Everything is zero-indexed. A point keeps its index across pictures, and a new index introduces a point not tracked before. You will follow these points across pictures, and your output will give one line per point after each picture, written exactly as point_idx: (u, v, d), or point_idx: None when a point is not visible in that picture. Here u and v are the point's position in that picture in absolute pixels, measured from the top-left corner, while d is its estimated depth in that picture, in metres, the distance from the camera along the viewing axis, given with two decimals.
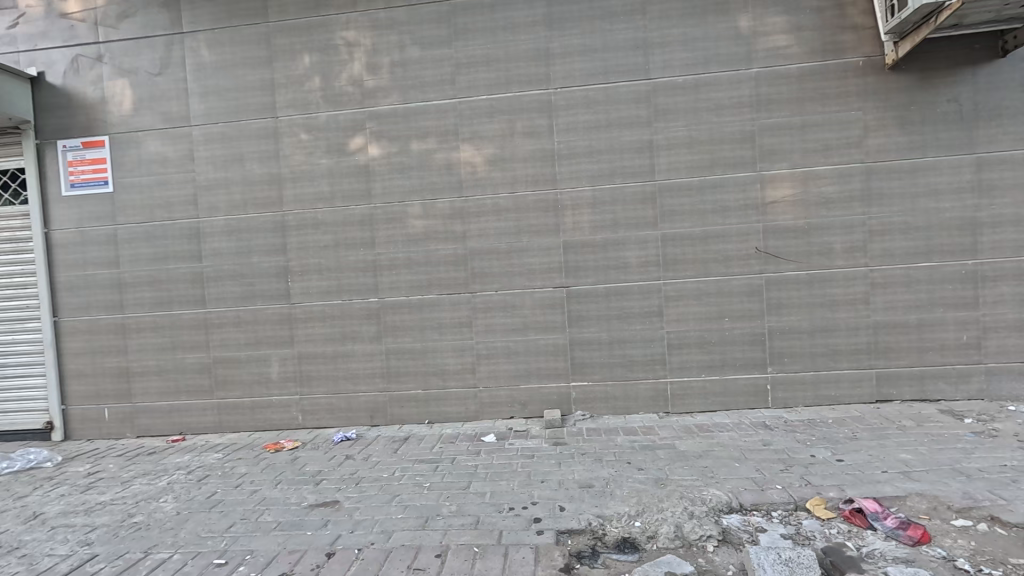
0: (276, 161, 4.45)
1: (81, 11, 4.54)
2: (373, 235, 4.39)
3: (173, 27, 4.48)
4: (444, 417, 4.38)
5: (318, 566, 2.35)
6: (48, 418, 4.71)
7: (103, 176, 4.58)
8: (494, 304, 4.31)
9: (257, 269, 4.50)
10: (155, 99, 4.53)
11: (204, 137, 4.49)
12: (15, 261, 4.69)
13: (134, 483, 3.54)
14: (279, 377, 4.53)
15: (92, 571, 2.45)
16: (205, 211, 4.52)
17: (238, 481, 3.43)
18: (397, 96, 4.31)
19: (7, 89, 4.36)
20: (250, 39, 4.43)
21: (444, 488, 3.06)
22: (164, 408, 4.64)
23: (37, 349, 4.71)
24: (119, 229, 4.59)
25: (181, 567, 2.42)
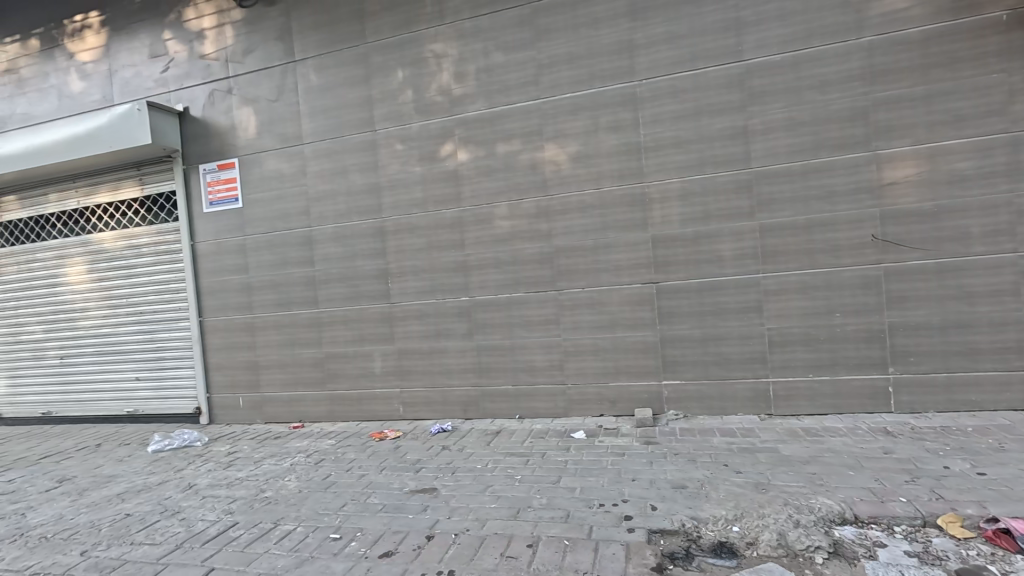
0: (375, 171, 4.80)
1: (215, 51, 5.24)
2: (463, 236, 4.59)
3: (287, 57, 5.01)
4: (534, 412, 4.48)
5: (418, 547, 2.52)
6: (197, 404, 5.49)
7: (234, 194, 5.24)
8: (581, 301, 4.32)
9: (361, 272, 4.89)
10: (273, 122, 5.09)
11: (314, 154, 4.97)
12: (170, 270, 5.52)
13: (265, 463, 4.03)
14: (381, 371, 4.89)
15: (234, 536, 2.83)
16: (316, 220, 5.00)
17: (348, 465, 3.77)
18: (483, 101, 4.47)
19: (161, 124, 5.14)
20: (351, 61, 4.82)
21: (535, 481, 3.14)
22: (286, 398, 5.20)
23: (188, 345, 5.50)
24: (248, 239, 5.23)
25: (303, 538, 2.72)
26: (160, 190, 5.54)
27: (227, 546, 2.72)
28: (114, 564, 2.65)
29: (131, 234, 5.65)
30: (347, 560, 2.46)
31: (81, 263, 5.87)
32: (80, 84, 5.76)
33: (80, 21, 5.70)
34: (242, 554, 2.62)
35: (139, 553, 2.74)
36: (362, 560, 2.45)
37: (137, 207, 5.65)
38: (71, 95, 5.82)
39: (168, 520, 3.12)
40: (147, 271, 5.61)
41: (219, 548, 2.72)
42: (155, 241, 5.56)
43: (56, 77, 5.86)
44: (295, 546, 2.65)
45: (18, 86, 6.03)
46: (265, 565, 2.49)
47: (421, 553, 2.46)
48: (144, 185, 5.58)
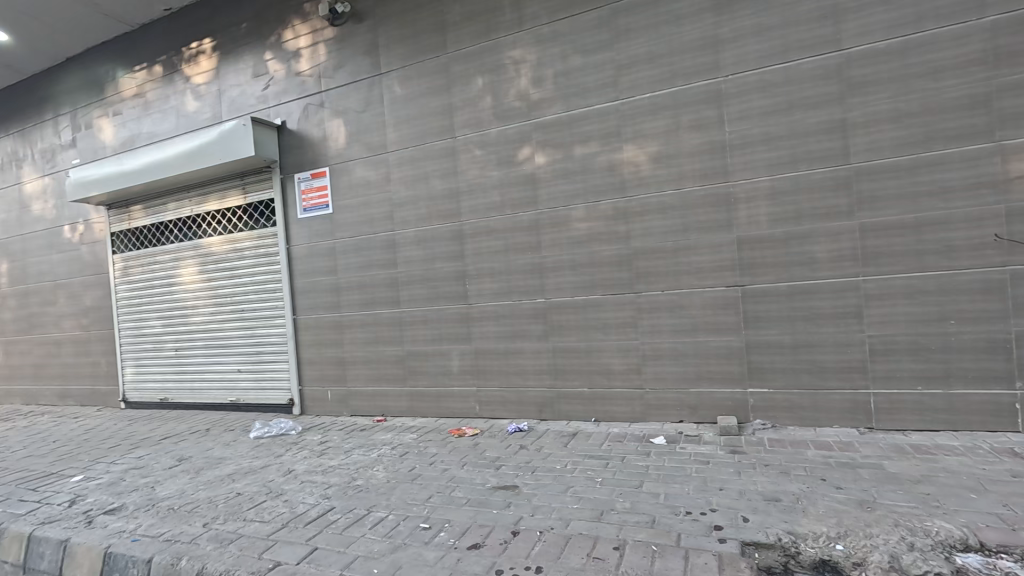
0: (455, 176, 4.97)
1: (309, 68, 5.64)
2: (540, 239, 4.64)
3: (374, 71, 5.30)
4: (610, 415, 4.44)
5: (505, 541, 2.59)
6: (290, 395, 5.93)
7: (325, 201, 5.61)
8: (660, 304, 4.23)
9: (440, 274, 5.07)
10: (361, 133, 5.40)
11: (398, 161, 5.22)
12: (268, 271, 5.99)
13: (354, 452, 4.28)
14: (459, 370, 5.04)
15: (333, 519, 3.03)
16: (399, 224, 5.25)
17: (431, 459, 3.93)
18: (561, 105, 4.50)
19: (262, 137, 5.60)
20: (433, 71, 5.03)
21: (616, 485, 3.12)
22: (370, 393, 5.50)
23: (283, 341, 5.95)
24: (337, 243, 5.58)
25: (395, 526, 2.87)
26: (261, 199, 6.04)
27: (326, 528, 2.93)
28: (231, 537, 2.93)
29: (236, 239, 6.20)
30: (437, 549, 2.57)
31: (193, 265, 6.52)
32: (194, 104, 6.41)
33: (196, 47, 6.35)
34: (341, 537, 2.81)
35: (252, 529, 3.01)
36: (452, 550, 2.55)
37: (240, 214, 6.19)
38: (187, 114, 6.48)
39: (273, 501, 3.40)
40: (249, 273, 6.12)
41: (320, 529, 2.93)
42: (256, 245, 6.06)
43: (175, 99, 6.56)
44: (389, 532, 2.80)
45: (144, 108, 6.81)
46: (363, 549, 2.66)
47: (508, 548, 2.52)
48: (247, 193, 6.11)
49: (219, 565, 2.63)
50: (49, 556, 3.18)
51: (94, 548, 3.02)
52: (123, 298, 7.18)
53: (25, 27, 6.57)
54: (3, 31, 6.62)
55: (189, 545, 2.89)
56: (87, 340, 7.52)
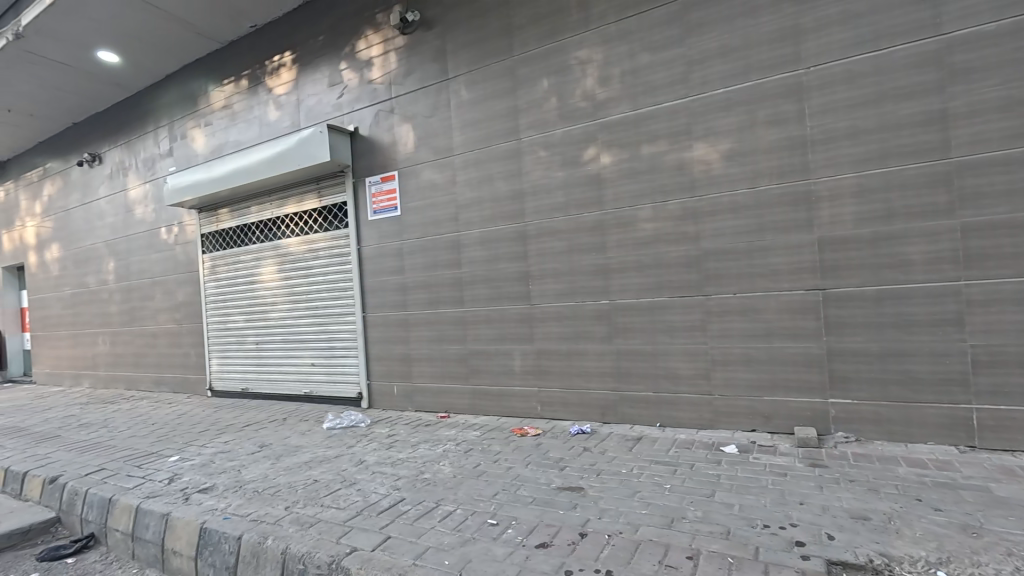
0: (519, 178, 5.01)
1: (381, 76, 5.89)
2: (604, 240, 4.59)
3: (441, 76, 5.45)
4: (677, 421, 4.31)
5: (573, 542, 2.58)
6: (359, 389, 6.20)
7: (394, 203, 5.83)
8: (731, 307, 4.08)
9: (504, 274, 5.13)
10: (428, 136, 5.57)
11: (464, 164, 5.34)
12: (340, 270, 6.30)
13: (421, 447, 4.42)
14: (521, 369, 5.08)
15: (404, 510, 3.15)
16: (463, 225, 5.36)
17: (495, 457, 3.98)
18: (628, 104, 4.44)
19: (336, 143, 5.90)
20: (499, 74, 5.10)
21: (687, 493, 3.03)
22: (434, 389, 5.65)
23: (353, 337, 6.24)
24: (404, 243, 5.78)
25: (464, 520, 2.94)
26: (335, 202, 6.36)
27: (398, 518, 3.04)
28: (311, 521, 3.10)
29: (311, 239, 6.57)
30: (506, 546, 2.60)
31: (273, 264, 6.97)
32: (276, 113, 6.85)
33: (278, 60, 6.79)
34: (412, 527, 2.91)
35: (329, 514, 3.18)
36: (520, 547, 2.57)
37: (316, 216, 6.54)
38: (269, 123, 6.94)
39: (347, 489, 3.57)
40: (323, 271, 6.47)
41: (392, 519, 3.04)
42: (329, 245, 6.39)
43: (258, 109, 7.03)
44: (458, 526, 2.87)
45: (232, 118, 7.35)
46: (434, 540, 2.73)
47: (577, 549, 2.51)
48: (322, 197, 6.45)
49: (301, 547, 2.80)
50: (153, 528, 3.50)
51: (191, 523, 3.30)
52: (210, 295, 7.78)
53: (132, 48, 7.27)
54: (114, 53, 7.36)
55: (274, 526, 3.09)
56: (179, 332, 8.21)
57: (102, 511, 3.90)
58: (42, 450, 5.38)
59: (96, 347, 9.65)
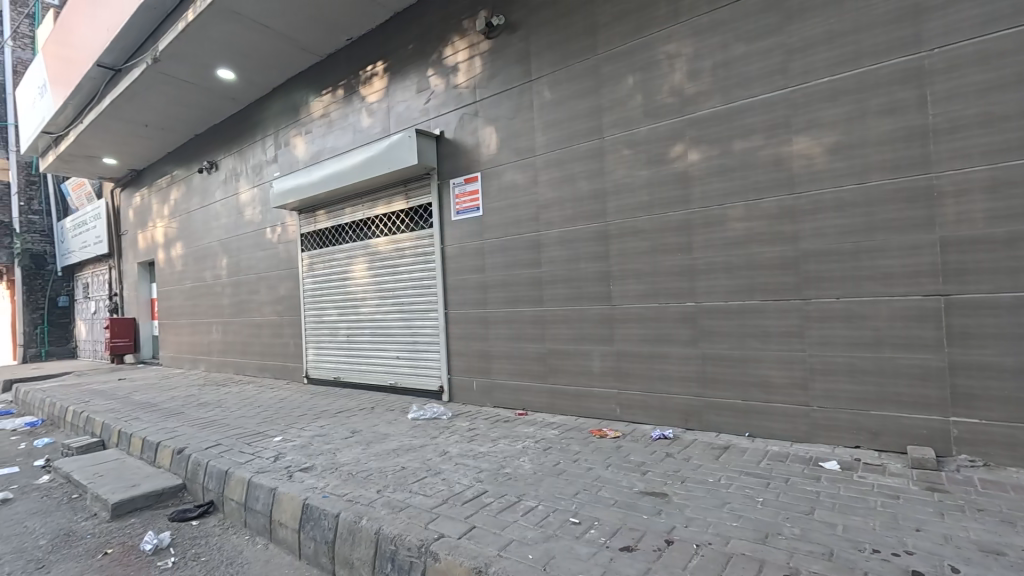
0: (601, 177, 4.96)
1: (465, 80, 6.07)
2: (691, 240, 4.43)
3: (525, 78, 5.52)
4: (768, 432, 4.08)
5: (659, 548, 2.53)
6: (440, 383, 6.44)
7: (476, 204, 5.99)
8: (833, 313, 3.79)
9: (584, 274, 5.10)
10: (510, 138, 5.67)
11: (545, 164, 5.37)
12: (425, 268, 6.58)
13: (501, 441, 4.52)
14: (600, 370, 5.03)
15: (487, 502, 3.23)
16: (544, 225, 5.40)
17: (575, 456, 3.98)
18: (719, 98, 4.25)
19: (423, 146, 6.16)
20: (582, 73, 5.08)
21: (782, 508, 2.86)
22: (512, 387, 5.74)
23: (435, 332, 6.49)
24: (485, 243, 5.92)
25: (546, 516, 2.97)
26: (421, 203, 6.65)
27: (482, 509, 3.13)
28: (401, 505, 3.28)
29: (398, 239, 6.92)
30: (589, 546, 2.60)
31: (364, 262, 7.42)
32: (368, 120, 7.28)
33: (371, 70, 7.22)
34: (496, 519, 2.98)
35: (417, 500, 3.35)
36: (604, 549, 2.56)
37: (403, 217, 6.88)
38: (361, 129, 7.39)
39: (432, 477, 3.73)
40: (408, 269, 6.79)
41: (476, 509, 3.14)
42: (415, 245, 6.70)
43: (353, 117, 7.51)
44: (540, 522, 2.91)
45: (329, 126, 7.91)
46: (517, 533, 2.79)
47: (663, 556, 2.46)
48: (409, 198, 6.77)
49: (393, 528, 2.97)
50: (262, 500, 3.87)
51: (295, 498, 3.60)
52: (308, 290, 8.42)
53: (246, 66, 8.04)
54: (231, 71, 8.18)
55: (367, 507, 3.30)
56: (281, 324, 8.97)
57: (220, 481, 4.36)
58: (170, 424, 6.12)
59: (211, 335, 10.77)
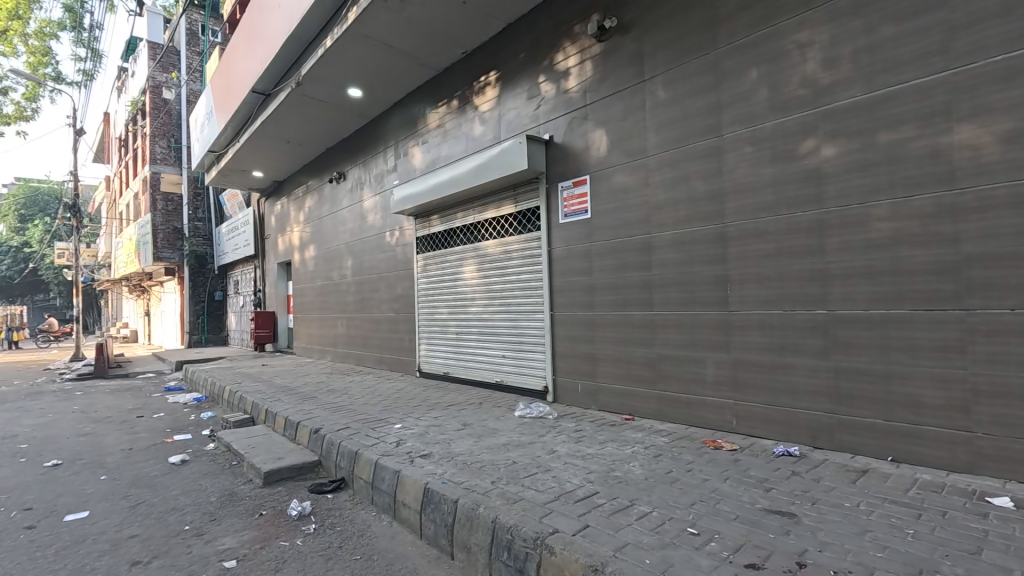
0: (719, 176, 4.75)
1: (575, 85, 6.14)
2: (823, 242, 4.08)
3: (637, 78, 5.46)
4: (916, 458, 3.63)
5: (790, 571, 2.37)
6: (545, 383, 6.55)
7: (584, 207, 6.02)
8: (1006, 327, 3.27)
9: (698, 278, 4.92)
10: (621, 140, 5.62)
11: (658, 165, 5.26)
12: (532, 270, 6.74)
13: (609, 445, 4.50)
14: (714, 379, 4.81)
15: (600, 503, 3.25)
16: (655, 227, 5.28)
17: (688, 466, 3.85)
18: (860, 86, 3.88)
19: (532, 151, 6.32)
20: (700, 69, 4.90)
21: (940, 544, 2.54)
22: (619, 391, 5.67)
23: (541, 333, 6.62)
24: (593, 245, 5.92)
25: (662, 523, 2.92)
26: (529, 207, 6.82)
27: (595, 509, 3.16)
28: (515, 497, 3.41)
29: (507, 242, 7.16)
30: (710, 558, 2.52)
31: (474, 264, 7.78)
32: (480, 128, 7.63)
33: (484, 80, 7.55)
34: (610, 521, 2.99)
35: (530, 494, 3.46)
36: (727, 563, 2.46)
37: (511, 220, 7.11)
38: (474, 137, 7.76)
39: (543, 474, 3.83)
40: (516, 271, 6.99)
41: (589, 509, 3.17)
42: (523, 247, 6.89)
43: (466, 126, 7.92)
44: (655, 528, 2.87)
45: (444, 136, 8.41)
46: (632, 537, 2.78)
47: None
48: (517, 203, 6.98)
49: (509, 519, 3.10)
50: (387, 480, 4.23)
51: (417, 482, 3.89)
52: (422, 289, 9.00)
53: (372, 84, 8.80)
54: (359, 89, 9.01)
55: (483, 497, 3.47)
56: (397, 321, 9.68)
57: (351, 460, 4.84)
58: (307, 407, 6.90)
59: (336, 328, 11.92)
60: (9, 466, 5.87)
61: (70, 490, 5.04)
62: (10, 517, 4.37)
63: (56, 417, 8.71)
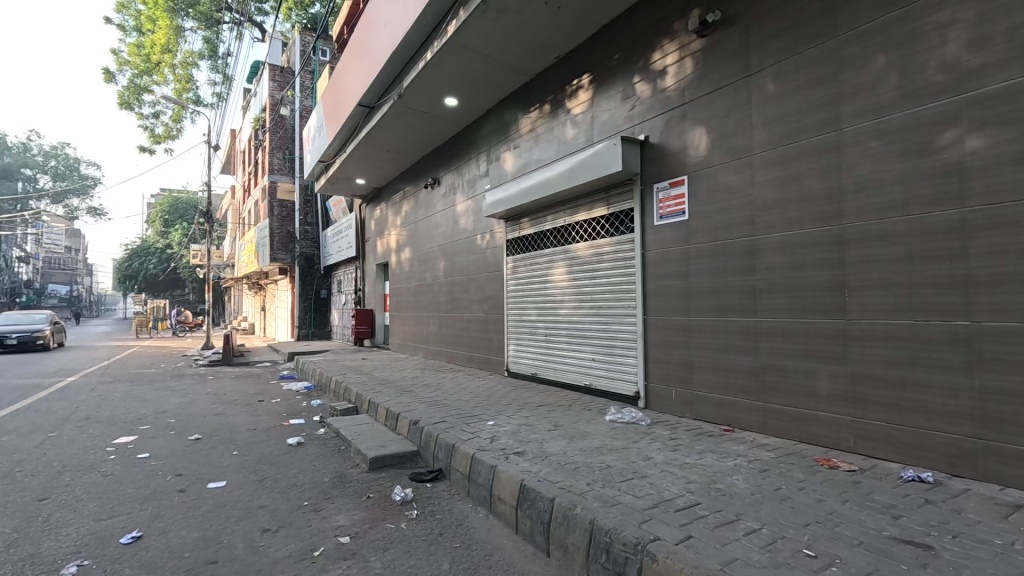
0: (838, 174, 4.39)
1: (674, 83, 5.97)
2: (966, 245, 3.64)
3: (743, 73, 5.20)
4: None
5: None
6: (637, 389, 6.41)
7: (682, 208, 5.84)
8: None
9: (811, 283, 4.58)
10: (724, 138, 5.38)
11: (765, 163, 4.97)
12: (625, 273, 6.64)
13: (709, 456, 4.32)
14: (828, 392, 4.45)
15: (703, 514, 3.14)
16: (761, 229, 4.99)
17: (800, 484, 3.60)
18: (1017, 68, 3.42)
19: (628, 152, 6.22)
20: (816, 59, 4.57)
21: None
22: (718, 400, 5.43)
23: (633, 337, 6.50)
24: (691, 248, 5.72)
25: (773, 541, 2.77)
26: (623, 209, 6.72)
27: (698, 521, 3.06)
28: (612, 501, 3.39)
29: (598, 244, 7.12)
30: None
31: (564, 266, 7.82)
32: (573, 131, 7.66)
33: (577, 83, 7.57)
34: (715, 533, 2.89)
35: (628, 499, 3.43)
36: None
37: (604, 223, 7.05)
38: (566, 140, 7.81)
39: (640, 480, 3.77)
40: (608, 274, 6.93)
41: (692, 519, 3.08)
42: (615, 249, 6.81)
43: (558, 130, 7.98)
44: (766, 546, 2.72)
45: (535, 140, 8.54)
46: (740, 553, 2.66)
47: None
48: (610, 205, 6.91)
49: (608, 522, 3.10)
50: (484, 474, 4.39)
51: (514, 478, 4.00)
52: (511, 291, 9.19)
53: (468, 92, 9.15)
54: (455, 98, 9.41)
55: (580, 497, 3.49)
56: (487, 321, 9.97)
57: (448, 452, 5.08)
58: (406, 400, 7.31)
59: (429, 327, 12.51)
60: (163, 437, 6.82)
61: (211, 461, 5.77)
62: (166, 480, 5.09)
63: (196, 398, 9.97)
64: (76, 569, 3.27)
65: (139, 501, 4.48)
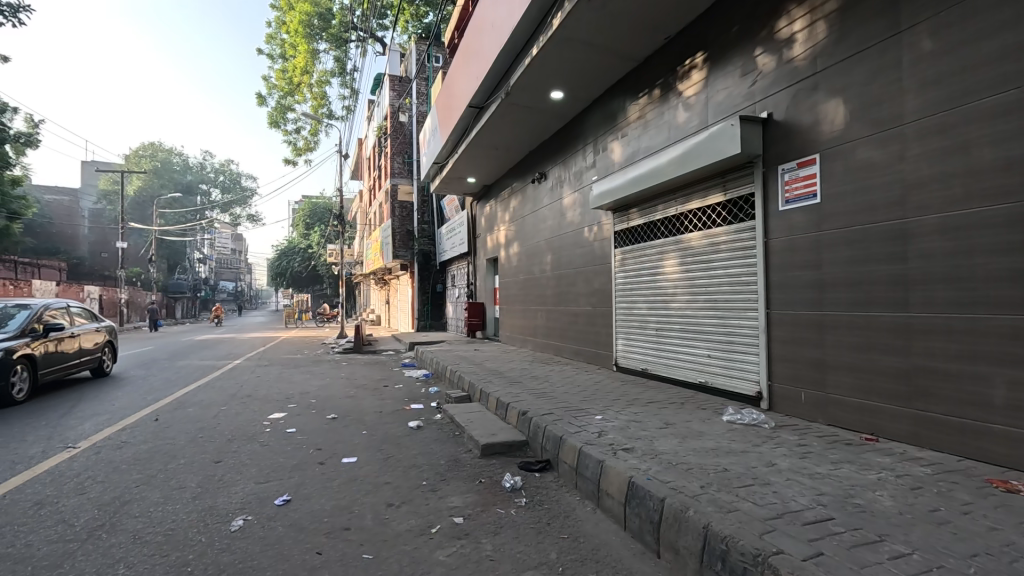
0: (1020, 140, 3.64)
1: (803, 51, 5.38)
2: None
3: (889, 31, 4.52)
4: None
5: None
6: (758, 389, 5.93)
7: (812, 190, 5.25)
8: None
9: (981, 271, 3.86)
10: (866, 108, 4.73)
11: (920, 133, 4.27)
12: (745, 264, 6.16)
13: (846, 467, 3.86)
14: (1005, 404, 3.74)
15: (837, 531, 2.83)
16: (913, 210, 4.32)
17: (965, 508, 3.08)
18: None
19: (747, 133, 5.74)
20: (991, 4, 3.82)
21: None
22: (856, 406, 4.83)
23: (754, 333, 6.01)
24: (823, 235, 5.13)
25: (927, 570, 2.41)
26: (742, 194, 6.23)
27: (831, 537, 2.76)
28: (729, 507, 3.19)
29: (713, 234, 6.69)
30: None
31: (676, 259, 7.47)
32: (685, 115, 7.25)
33: (690, 63, 7.13)
34: (852, 554, 2.58)
35: (746, 506, 3.20)
36: None
37: (721, 210, 6.59)
38: (678, 125, 7.42)
39: (761, 486, 3.50)
40: (724, 265, 6.48)
41: (823, 535, 2.79)
42: (733, 239, 6.35)
43: (669, 115, 7.60)
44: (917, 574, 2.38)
45: (644, 127, 8.22)
46: None
47: None
48: (727, 191, 6.44)
49: (723, 528, 2.92)
50: (591, 468, 4.37)
51: (622, 474, 3.93)
52: (619, 284, 8.99)
53: (573, 83, 9.08)
54: (561, 91, 9.39)
55: (693, 500, 3.34)
56: (594, 314, 9.86)
57: (555, 444, 5.14)
58: (514, 390, 7.51)
59: (537, 320, 12.71)
60: (306, 415, 7.77)
61: (344, 438, 6.46)
62: (309, 453, 5.80)
63: (332, 381, 11.17)
64: (242, 523, 3.87)
65: (288, 470, 5.16)
